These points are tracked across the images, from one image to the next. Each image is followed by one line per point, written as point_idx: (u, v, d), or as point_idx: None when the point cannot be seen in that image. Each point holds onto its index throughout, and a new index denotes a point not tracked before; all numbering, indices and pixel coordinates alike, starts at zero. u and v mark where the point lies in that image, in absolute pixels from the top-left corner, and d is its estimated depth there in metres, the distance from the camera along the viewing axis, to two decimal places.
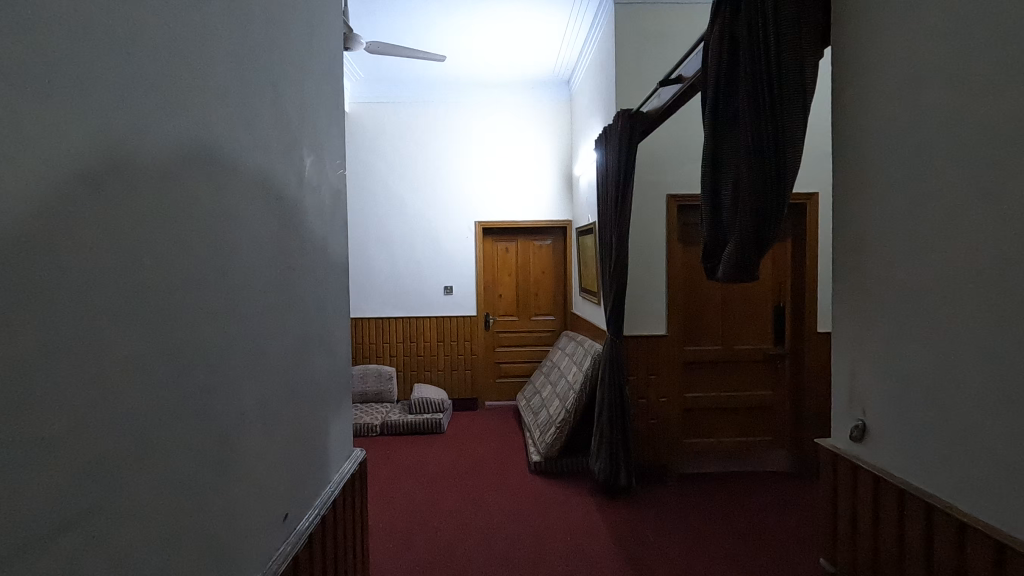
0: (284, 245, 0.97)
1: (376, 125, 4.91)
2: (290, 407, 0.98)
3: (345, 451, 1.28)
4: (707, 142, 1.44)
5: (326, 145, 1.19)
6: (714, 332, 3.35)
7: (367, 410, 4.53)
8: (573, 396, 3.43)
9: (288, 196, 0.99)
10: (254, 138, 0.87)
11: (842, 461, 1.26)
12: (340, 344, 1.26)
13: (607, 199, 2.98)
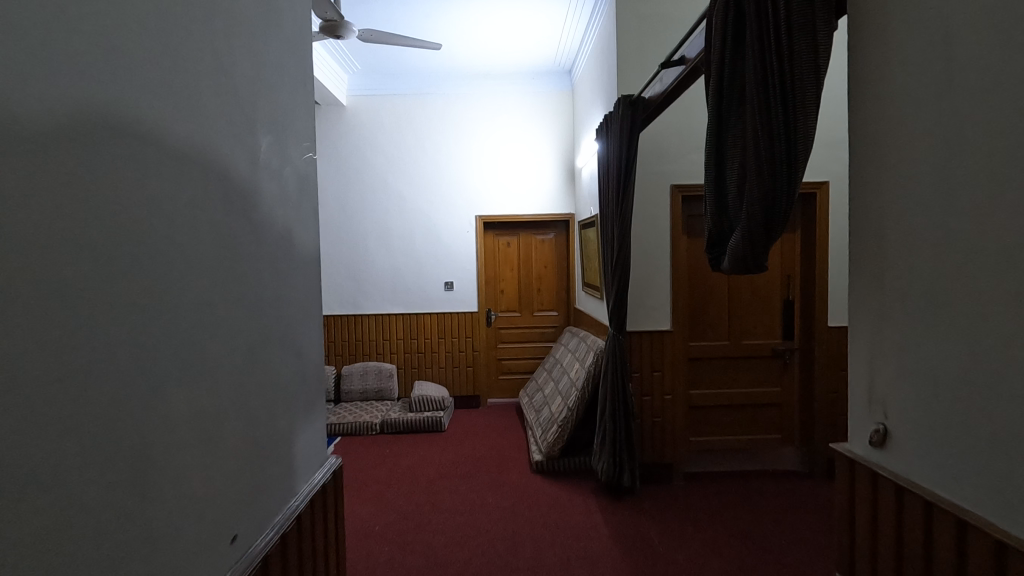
0: (233, 234, 0.87)
1: (374, 118, 4.82)
2: (243, 415, 0.88)
3: (317, 459, 1.19)
4: (711, 123, 1.34)
5: (288, 126, 1.09)
6: (719, 327, 3.25)
7: (368, 408, 4.46)
8: (575, 394, 3.34)
9: (240, 180, 0.90)
10: (193, 110, 0.78)
11: (860, 468, 1.15)
12: (309, 341, 1.17)
13: (609, 191, 2.87)
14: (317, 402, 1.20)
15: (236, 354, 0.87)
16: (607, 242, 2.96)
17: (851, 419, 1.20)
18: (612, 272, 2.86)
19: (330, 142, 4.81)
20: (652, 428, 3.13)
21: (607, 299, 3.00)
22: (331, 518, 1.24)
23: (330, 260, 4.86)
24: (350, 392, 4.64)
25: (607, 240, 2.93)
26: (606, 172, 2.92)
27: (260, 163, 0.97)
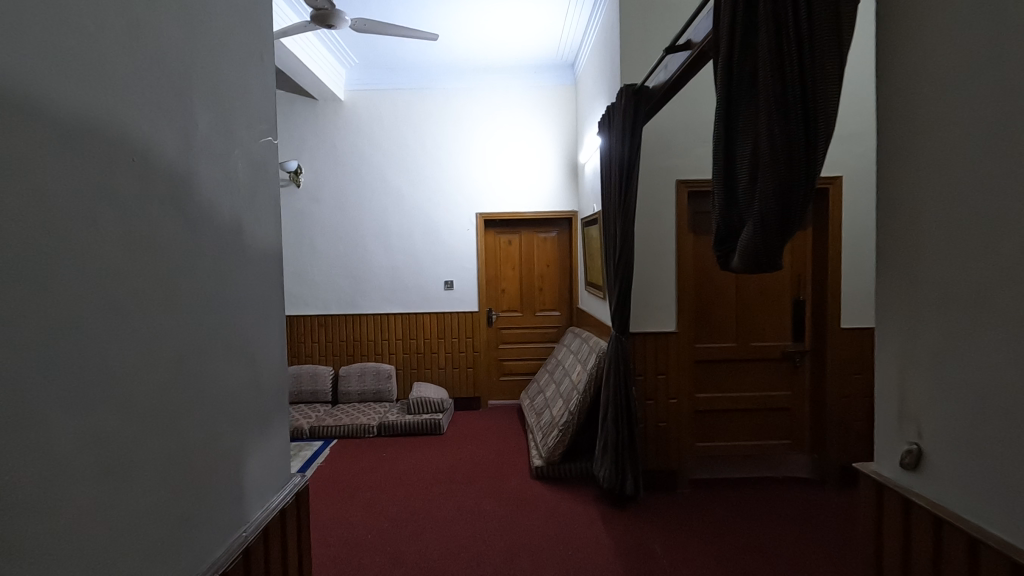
0: (160, 227, 0.76)
1: (372, 114, 4.71)
2: (172, 434, 0.77)
3: (274, 481, 1.08)
4: (719, 107, 1.21)
5: (237, 107, 0.98)
6: (727, 328, 3.13)
7: (365, 410, 4.36)
8: (577, 397, 3.22)
9: (169, 165, 0.78)
10: (103, 79, 0.67)
11: (889, 493, 1.03)
12: (264, 346, 1.06)
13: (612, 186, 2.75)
14: (274, 414, 1.08)
15: (163, 365, 0.76)
16: (609, 239, 2.84)
17: (877, 437, 1.07)
18: (615, 271, 2.73)
19: (328, 137, 4.71)
20: (656, 434, 3.01)
21: (609, 299, 2.88)
22: (292, 543, 1.13)
23: (328, 258, 4.76)
24: (348, 393, 4.54)
25: (610, 238, 2.80)
26: (609, 166, 2.79)
27: (198, 147, 0.85)
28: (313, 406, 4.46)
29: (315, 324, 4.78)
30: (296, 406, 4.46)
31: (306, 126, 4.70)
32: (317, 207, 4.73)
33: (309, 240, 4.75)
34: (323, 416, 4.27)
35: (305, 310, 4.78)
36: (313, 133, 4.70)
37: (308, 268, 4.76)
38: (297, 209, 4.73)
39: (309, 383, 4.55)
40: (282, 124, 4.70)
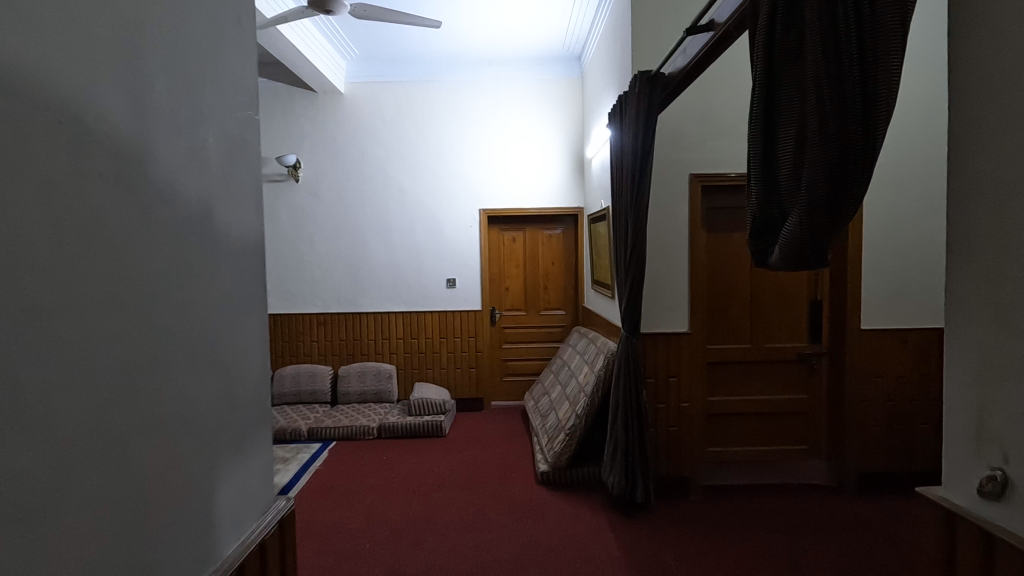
0: (103, 205, 0.64)
1: (373, 107, 4.59)
2: (119, 454, 0.66)
3: (253, 505, 0.97)
4: (758, 82, 1.07)
5: (207, 75, 0.86)
6: (740, 329, 3.00)
7: (365, 411, 4.25)
8: (584, 400, 3.10)
9: (116, 133, 0.67)
10: (13, 17, 0.54)
11: (964, 524, 0.91)
12: (240, 349, 0.94)
13: (623, 180, 2.62)
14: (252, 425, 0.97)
15: (106, 369, 0.64)
16: (618, 235, 2.71)
17: (946, 458, 0.96)
18: (625, 269, 2.61)
19: (328, 131, 4.59)
20: (667, 439, 2.89)
21: (619, 298, 2.76)
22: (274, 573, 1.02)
23: (328, 255, 4.64)
24: (347, 393, 4.43)
25: (620, 234, 2.68)
26: (619, 159, 2.66)
27: (150, 112, 0.73)
28: (312, 407, 4.35)
29: (314, 323, 4.66)
30: (295, 407, 4.35)
31: (306, 120, 4.58)
32: (317, 204, 4.62)
33: (309, 237, 4.63)
34: (322, 417, 4.15)
35: (304, 308, 4.66)
36: (313, 127, 4.58)
37: (307, 265, 4.65)
38: (296, 204, 4.61)
39: (307, 383, 4.44)
40: (280, 118, 4.59)
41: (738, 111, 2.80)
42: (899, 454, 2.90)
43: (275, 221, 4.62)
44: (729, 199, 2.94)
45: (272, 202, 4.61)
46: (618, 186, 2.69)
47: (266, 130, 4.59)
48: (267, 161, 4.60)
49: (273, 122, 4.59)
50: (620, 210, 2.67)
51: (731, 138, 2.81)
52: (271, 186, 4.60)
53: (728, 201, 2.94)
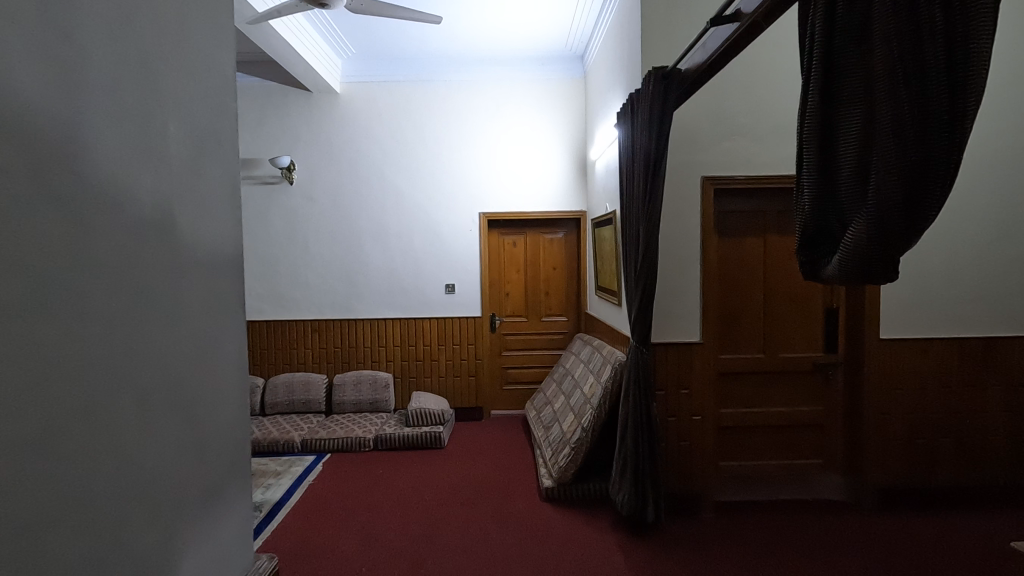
0: (17, 202, 0.50)
1: (369, 107, 4.46)
2: (43, 525, 0.51)
3: (231, 563, 0.84)
4: (817, 70, 0.98)
5: (167, 51, 0.72)
6: (753, 338, 2.88)
7: (361, 421, 4.10)
8: (590, 412, 2.97)
9: (41, 109, 0.52)
10: None
11: None
12: (210, 379, 0.80)
13: (633, 181, 2.49)
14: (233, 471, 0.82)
15: (7, 424, 0.48)
16: (628, 240, 2.58)
17: None
18: (636, 276, 2.48)
19: (323, 132, 4.46)
20: (678, 453, 2.76)
21: (628, 306, 2.63)
22: None
23: (323, 260, 4.50)
24: (342, 403, 4.28)
25: (630, 239, 2.55)
26: (630, 160, 2.53)
27: (82, 82, 0.57)
28: (306, 417, 4.20)
29: (308, 330, 4.51)
30: (287, 417, 4.20)
31: (300, 121, 4.45)
32: (312, 207, 4.48)
33: (303, 240, 4.49)
34: (316, 428, 4.01)
35: (298, 314, 4.52)
36: (307, 128, 4.45)
37: (301, 270, 4.50)
38: (290, 207, 4.47)
39: (301, 393, 4.29)
40: (274, 118, 4.45)
41: (751, 111, 2.68)
42: (921, 469, 2.78)
43: (268, 225, 4.48)
44: (741, 203, 2.83)
45: (265, 205, 4.46)
46: (628, 188, 2.56)
47: (259, 130, 4.44)
48: (260, 163, 4.45)
49: (267, 122, 4.45)
50: (630, 213, 2.55)
51: (745, 139, 2.69)
52: (264, 188, 4.46)
53: (740, 205, 2.83)
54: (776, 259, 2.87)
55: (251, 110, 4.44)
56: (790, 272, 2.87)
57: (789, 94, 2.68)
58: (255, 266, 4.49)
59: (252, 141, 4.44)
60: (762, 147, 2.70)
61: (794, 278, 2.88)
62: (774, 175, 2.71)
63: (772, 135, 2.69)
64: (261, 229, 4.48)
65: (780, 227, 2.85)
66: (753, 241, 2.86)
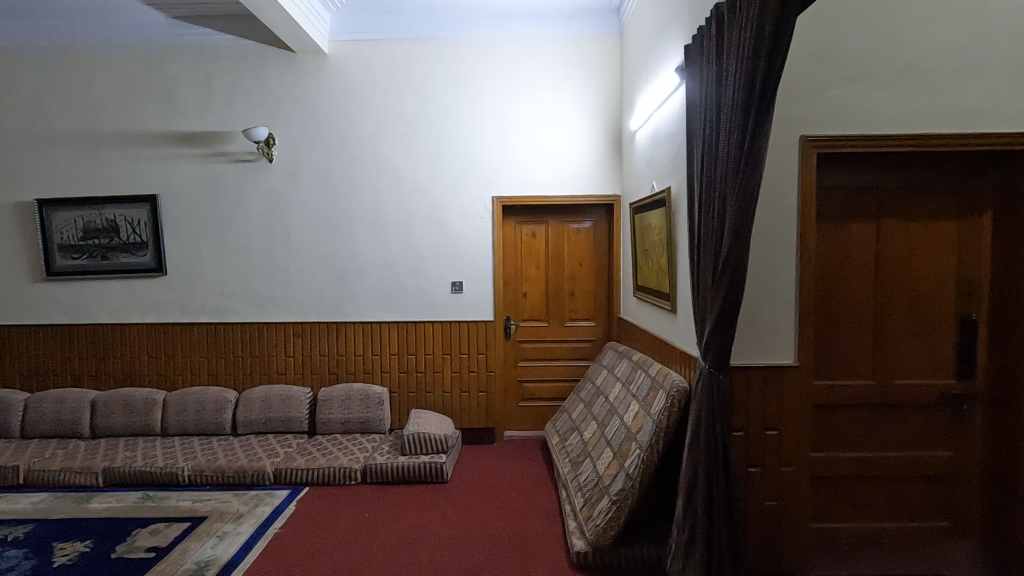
0: None
1: (362, 70, 3.74)
2: None
3: None
4: None
5: None
6: (860, 357, 2.13)
7: (349, 445, 3.41)
8: (636, 454, 2.24)
9: None
10: None
11: None
12: None
13: (716, 131, 1.76)
14: None
15: None
16: (702, 218, 1.85)
17: None
18: (718, 272, 1.75)
19: (307, 100, 3.75)
20: (762, 516, 2.02)
21: (701, 315, 1.89)
22: None
23: (306, 252, 3.81)
24: (328, 422, 3.59)
25: (705, 215, 1.83)
26: (711, 108, 1.79)
27: None
28: (284, 439, 3.52)
29: (289, 335, 3.82)
30: (262, 439, 3.53)
31: (281, 87, 3.75)
32: (294, 188, 3.78)
33: (284, 229, 3.80)
34: (293, 454, 3.32)
35: (278, 316, 3.84)
36: (289, 95, 3.75)
37: (281, 264, 3.82)
38: (270, 190, 3.79)
39: (279, 410, 3.61)
40: (250, 84, 3.75)
41: (873, 47, 1.93)
42: None
43: (244, 210, 3.80)
44: (850, 176, 2.08)
45: (241, 186, 3.78)
46: (706, 148, 1.83)
47: (233, 98, 3.75)
48: (234, 137, 3.77)
49: (242, 88, 3.74)
50: (705, 177, 1.83)
51: (863, 86, 1.93)
52: (238, 166, 3.78)
53: (849, 179, 2.08)
54: (893, 252, 2.11)
55: (224, 73, 3.74)
56: (912, 269, 2.12)
57: (925, 22, 1.92)
58: (229, 259, 3.82)
59: (225, 111, 3.75)
60: (885, 96, 1.94)
61: (917, 277, 2.12)
62: (902, 134, 1.94)
63: (904, 79, 1.93)
64: (236, 214, 3.80)
65: (901, 207, 2.10)
66: (864, 228, 2.10)
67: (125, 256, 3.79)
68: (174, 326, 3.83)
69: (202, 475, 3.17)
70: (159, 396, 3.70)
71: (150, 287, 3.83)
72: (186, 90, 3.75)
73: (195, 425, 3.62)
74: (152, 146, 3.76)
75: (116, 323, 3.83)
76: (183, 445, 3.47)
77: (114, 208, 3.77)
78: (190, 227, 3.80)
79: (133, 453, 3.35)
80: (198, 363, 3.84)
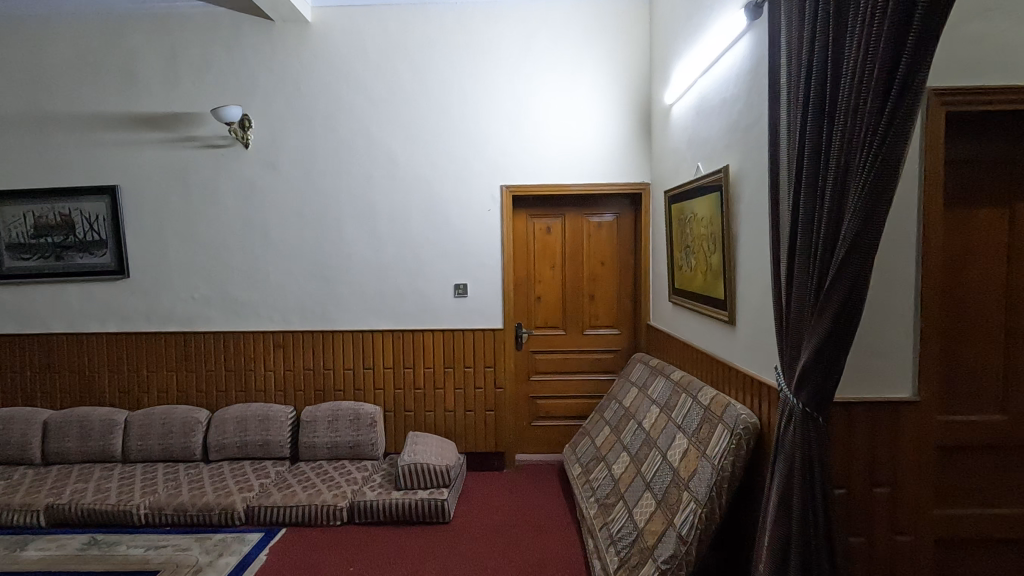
0: None
1: (350, 41, 3.25)
2: None
3: None
4: None
5: None
6: (991, 384, 1.53)
7: (335, 476, 2.92)
8: (690, 509, 1.74)
9: None
10: None
11: None
12: None
13: (830, 78, 1.25)
14: None
15: None
16: (801, 199, 1.34)
17: None
18: (830, 276, 1.23)
19: (288, 77, 3.27)
20: None
21: (795, 335, 1.37)
22: None
23: (287, 250, 3.32)
24: (313, 448, 3.11)
25: (806, 194, 1.32)
26: (823, 43, 1.27)
27: None
28: (261, 468, 3.04)
29: (269, 345, 3.34)
30: (236, 468, 3.05)
31: (258, 61, 3.27)
32: (273, 177, 3.30)
33: (262, 225, 3.32)
34: (270, 488, 2.84)
35: (255, 324, 3.36)
36: (267, 71, 3.27)
37: (260, 265, 3.33)
38: (246, 180, 3.31)
39: (257, 432, 3.14)
40: (222, 58, 3.27)
41: None
42: None
43: (217, 203, 3.32)
44: (981, 146, 1.55)
45: (213, 176, 3.31)
46: (812, 102, 1.31)
47: (204, 75, 3.27)
48: (205, 119, 3.29)
49: (213, 63, 3.26)
50: (808, 139, 1.32)
51: (1011, 21, 1.42)
52: (210, 153, 3.30)
53: (980, 149, 1.55)
54: None
55: (193, 46, 3.27)
56: None
57: None
58: (200, 259, 3.34)
59: (194, 89, 3.28)
60: None
61: None
62: None
63: None
64: (208, 208, 3.32)
65: None
66: (1000, 211, 1.54)
67: (81, 257, 3.32)
68: (139, 336, 3.36)
69: (161, 514, 2.69)
70: (119, 416, 3.23)
71: (111, 292, 3.35)
72: (150, 66, 3.27)
73: (161, 450, 3.15)
74: (112, 131, 3.29)
75: (73, 332, 3.36)
76: (145, 475, 3.00)
77: (69, 202, 3.30)
78: (156, 223, 3.33)
79: (84, 485, 2.88)
80: (166, 378, 3.36)
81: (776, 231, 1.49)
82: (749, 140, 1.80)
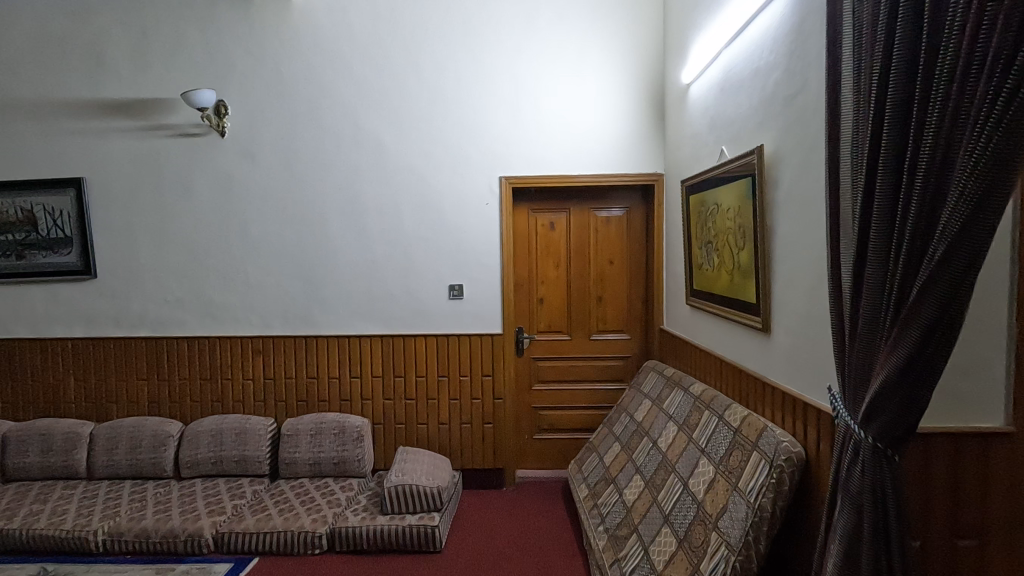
0: None
1: (335, 20, 2.97)
2: None
3: None
4: None
5: None
6: None
7: (315, 497, 2.64)
8: (720, 555, 1.45)
9: None
10: None
11: None
12: None
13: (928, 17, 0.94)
14: None
15: None
16: (878, 176, 1.04)
17: None
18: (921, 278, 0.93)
19: (268, 59, 3.00)
20: None
21: (866, 351, 1.08)
22: None
23: (267, 248, 3.05)
24: (293, 464, 2.84)
25: (886, 171, 1.02)
26: None
27: None
28: (236, 487, 2.76)
29: (248, 352, 3.07)
30: (209, 487, 2.77)
31: (235, 42, 3.00)
32: (251, 168, 3.03)
33: (240, 220, 3.05)
34: (243, 511, 2.56)
35: (233, 328, 3.09)
36: (245, 53, 3.00)
37: (238, 264, 3.06)
38: (223, 171, 3.04)
39: (233, 447, 2.87)
40: (196, 38, 3.00)
41: None
42: None
43: (191, 197, 3.05)
44: None
45: (186, 167, 3.04)
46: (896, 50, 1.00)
47: (176, 57, 3.01)
48: (177, 105, 3.02)
49: (186, 45, 3.00)
50: (889, 97, 1.01)
51: None
52: (183, 142, 3.03)
53: None
54: None
55: (164, 26, 3.00)
56: None
57: None
58: (173, 259, 3.07)
59: (165, 73, 3.00)
60: None
61: None
62: None
63: None
64: (182, 203, 3.05)
65: None
66: None
67: (45, 255, 3.06)
68: (107, 341, 3.09)
69: (121, 541, 2.42)
70: (84, 429, 2.97)
71: (78, 294, 3.09)
72: (118, 48, 3.01)
73: (128, 466, 2.88)
74: (77, 119, 3.03)
75: (37, 338, 3.11)
76: (109, 494, 2.74)
77: (31, 196, 3.04)
78: (125, 219, 3.07)
79: (40, 507, 2.61)
80: (137, 387, 3.10)
81: (837, 219, 1.20)
82: (792, 113, 1.50)
